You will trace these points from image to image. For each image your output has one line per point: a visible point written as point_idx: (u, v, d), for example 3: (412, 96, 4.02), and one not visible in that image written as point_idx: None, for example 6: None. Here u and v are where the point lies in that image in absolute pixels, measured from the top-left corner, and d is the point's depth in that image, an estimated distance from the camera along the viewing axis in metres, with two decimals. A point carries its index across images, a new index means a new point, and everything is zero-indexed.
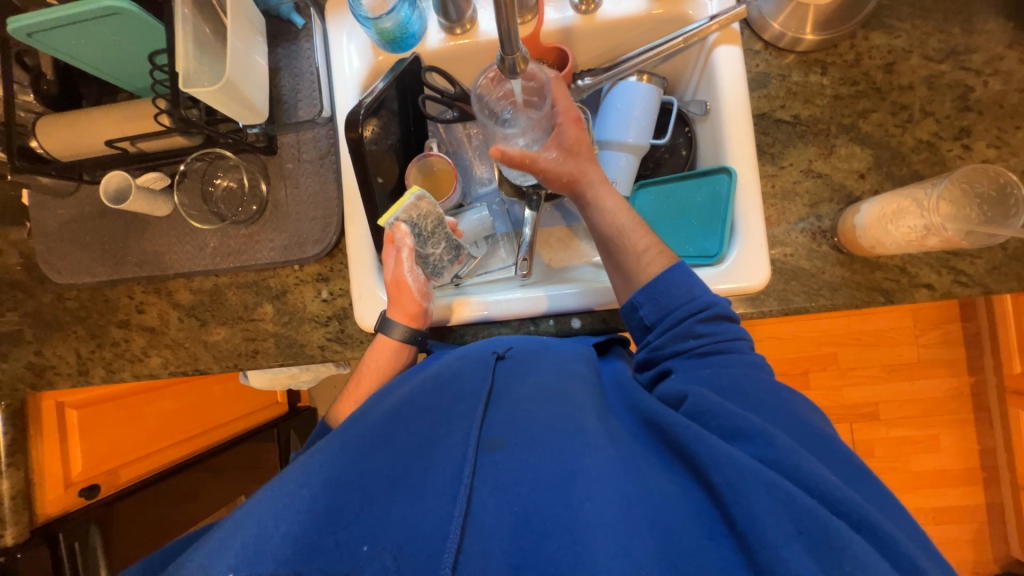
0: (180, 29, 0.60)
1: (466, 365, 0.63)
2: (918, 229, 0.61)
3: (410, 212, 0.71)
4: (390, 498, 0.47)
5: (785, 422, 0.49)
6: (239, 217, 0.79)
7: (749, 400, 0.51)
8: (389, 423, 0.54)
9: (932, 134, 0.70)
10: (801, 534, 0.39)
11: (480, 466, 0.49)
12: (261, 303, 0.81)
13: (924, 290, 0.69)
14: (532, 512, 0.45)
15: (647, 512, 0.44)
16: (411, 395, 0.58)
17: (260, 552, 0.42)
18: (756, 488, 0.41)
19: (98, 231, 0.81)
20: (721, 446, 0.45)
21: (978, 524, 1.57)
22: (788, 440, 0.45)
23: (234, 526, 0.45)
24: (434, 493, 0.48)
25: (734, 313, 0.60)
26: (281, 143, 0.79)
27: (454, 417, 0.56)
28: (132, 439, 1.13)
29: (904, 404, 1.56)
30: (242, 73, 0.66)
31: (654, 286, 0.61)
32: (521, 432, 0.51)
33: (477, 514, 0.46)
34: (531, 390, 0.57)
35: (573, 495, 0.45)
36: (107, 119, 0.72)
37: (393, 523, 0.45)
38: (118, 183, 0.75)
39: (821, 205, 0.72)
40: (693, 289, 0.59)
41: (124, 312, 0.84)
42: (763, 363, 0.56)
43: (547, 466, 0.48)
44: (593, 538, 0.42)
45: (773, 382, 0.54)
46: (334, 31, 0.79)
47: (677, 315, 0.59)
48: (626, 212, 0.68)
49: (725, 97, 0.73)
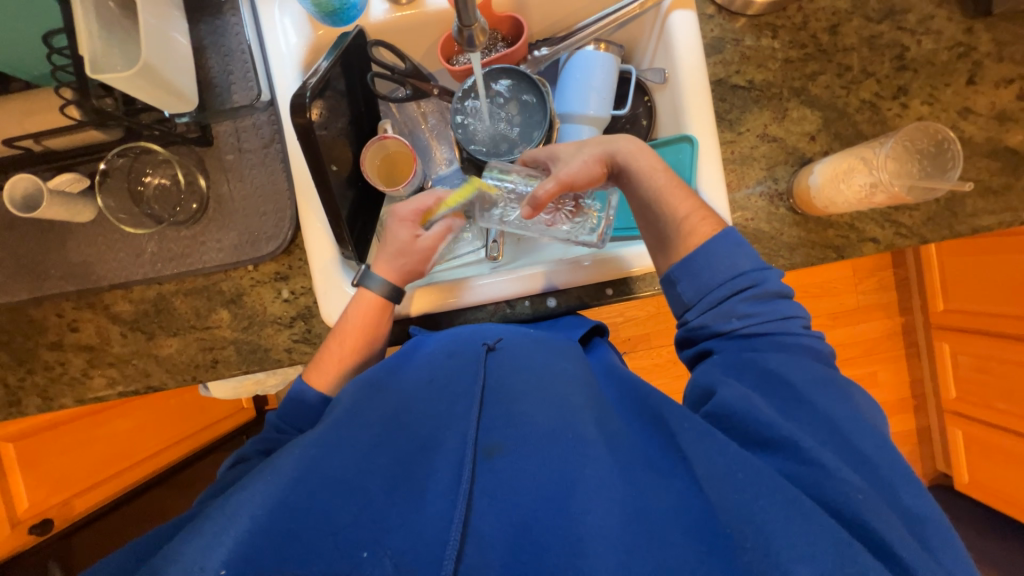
0: (78, 6, 0.52)
1: (454, 365, 0.54)
2: (866, 186, 0.65)
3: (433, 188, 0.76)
4: (390, 498, 0.42)
5: (825, 433, 0.44)
6: (178, 217, 0.72)
7: (791, 399, 0.46)
8: (377, 423, 0.47)
9: (874, 94, 0.74)
10: (812, 554, 0.36)
11: (478, 475, 0.44)
12: (215, 309, 0.75)
13: (870, 244, 0.73)
14: (531, 523, 0.41)
15: (643, 521, 0.40)
16: (410, 396, 0.52)
17: (250, 555, 0.36)
18: (773, 507, 0.38)
19: (10, 244, 0.71)
20: (741, 456, 0.42)
21: (909, 446, 1.76)
22: (820, 448, 0.42)
23: (227, 516, 0.39)
24: (436, 496, 0.43)
25: (786, 288, 0.54)
26: (217, 133, 0.71)
27: (450, 417, 0.49)
28: (83, 467, 1.05)
29: (848, 346, 1.68)
30: (160, 55, 0.58)
31: (694, 259, 0.55)
32: (525, 436, 0.45)
33: (474, 524, 0.41)
34: (530, 387, 0.51)
35: (573, 505, 0.41)
36: (3, 114, 0.62)
37: (394, 527, 0.40)
38: (25, 188, 0.65)
39: (777, 168, 0.74)
40: (737, 263, 0.53)
41: (54, 332, 0.75)
42: (826, 351, 0.51)
43: (547, 473, 0.43)
44: (593, 553, 0.38)
45: (830, 373, 0.48)
46: (263, 1, 0.71)
47: (719, 293, 0.53)
48: (662, 172, 0.62)
49: (681, 63, 0.73)
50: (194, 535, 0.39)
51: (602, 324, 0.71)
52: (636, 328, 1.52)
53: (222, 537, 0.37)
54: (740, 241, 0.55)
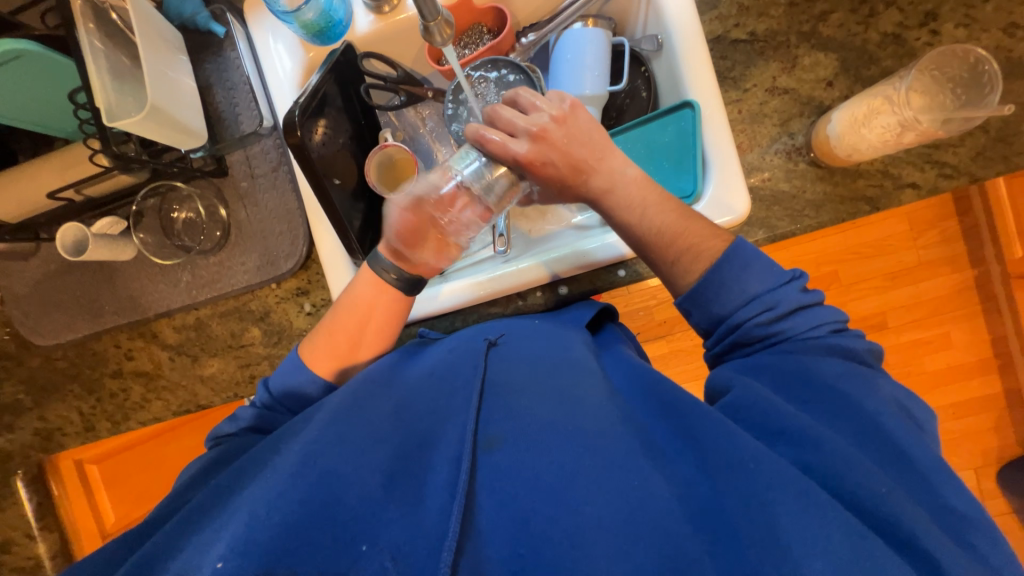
0: (91, 62, 0.58)
1: (459, 360, 0.57)
2: (892, 127, 0.60)
3: (484, 151, 0.59)
4: (388, 495, 0.43)
5: (840, 425, 0.44)
6: (204, 246, 0.77)
7: (807, 392, 0.46)
8: (383, 421, 0.49)
9: (897, 25, 0.67)
10: (830, 549, 0.35)
11: (478, 467, 0.45)
12: (247, 328, 0.80)
13: (910, 191, 0.66)
14: (530, 514, 0.41)
15: (642, 514, 0.39)
16: (409, 396, 0.54)
17: (250, 545, 0.37)
18: (786, 498, 0.38)
19: (70, 286, 0.79)
20: (751, 447, 0.41)
21: (996, 411, 1.46)
22: (839, 443, 0.41)
23: (226, 517, 0.41)
24: (434, 493, 0.44)
25: (811, 297, 0.53)
26: (230, 163, 0.76)
27: (448, 412, 0.51)
28: (158, 483, 1.17)
29: (910, 308, 1.42)
30: (166, 96, 0.63)
31: (700, 291, 0.54)
32: (523, 430, 0.46)
33: (475, 518, 0.42)
34: (528, 381, 0.53)
35: (573, 497, 0.41)
36: (48, 170, 0.69)
37: (391, 521, 0.41)
38: (73, 235, 0.72)
39: (792, 122, 0.69)
40: (747, 287, 0.53)
41: (115, 362, 0.83)
42: (862, 355, 0.50)
43: (546, 465, 0.43)
44: (593, 543, 0.38)
45: (861, 373, 0.47)
46: (256, 32, 0.75)
47: (734, 319, 0.53)
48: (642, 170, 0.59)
49: (673, 27, 0.69)
50: (195, 534, 0.41)
51: (612, 306, 0.71)
52: (671, 309, 1.39)
53: (221, 533, 0.39)
54: (751, 261, 0.53)
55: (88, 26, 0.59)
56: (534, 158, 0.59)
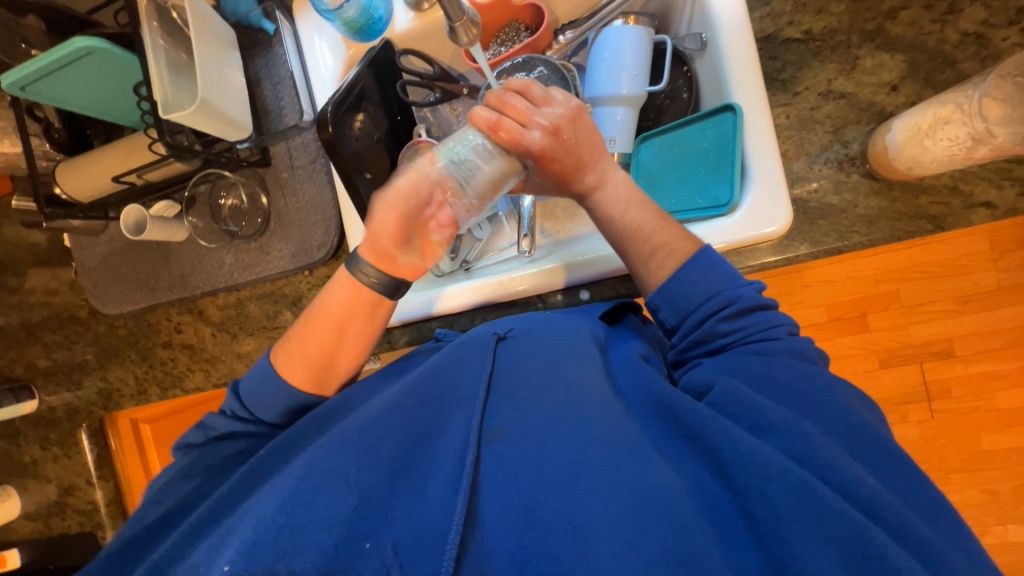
0: (152, 59, 0.63)
1: (465, 349, 0.57)
2: (961, 139, 0.54)
3: (496, 142, 0.59)
4: (391, 490, 0.45)
5: (836, 427, 0.43)
6: (246, 232, 0.82)
7: (797, 393, 0.46)
8: (386, 415, 0.49)
9: (981, 23, 0.59)
10: (833, 547, 0.37)
11: (482, 459, 0.46)
12: (281, 311, 0.84)
13: (982, 210, 0.59)
14: (534, 506, 0.42)
15: (646, 505, 0.41)
16: (409, 385, 0.52)
17: (254, 547, 0.40)
18: (784, 493, 0.39)
19: (131, 262, 0.87)
20: (748, 443, 0.42)
21: None
22: (824, 439, 0.42)
23: (236, 520, 0.44)
24: (436, 486, 0.45)
25: (766, 299, 0.53)
26: (274, 154, 0.80)
27: (453, 405, 0.52)
28: None
29: (983, 336, 1.28)
30: (216, 91, 0.67)
31: (670, 287, 0.55)
32: (525, 420, 0.48)
33: (479, 513, 0.43)
34: (531, 374, 0.53)
35: (575, 491, 0.42)
36: (113, 156, 0.76)
37: (396, 518, 0.43)
38: (135, 216, 0.78)
39: (847, 129, 0.63)
40: (712, 285, 0.53)
41: (166, 333, 0.90)
42: (813, 353, 0.51)
43: (549, 463, 0.44)
44: (597, 536, 0.40)
45: (822, 374, 0.47)
46: (304, 30, 0.78)
47: (696, 317, 0.54)
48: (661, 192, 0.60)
49: (719, 25, 0.65)
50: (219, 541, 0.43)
51: (637, 302, 0.69)
52: None
53: (229, 542, 0.41)
54: (715, 261, 0.54)
55: (151, 24, 0.64)
56: (545, 151, 0.58)
